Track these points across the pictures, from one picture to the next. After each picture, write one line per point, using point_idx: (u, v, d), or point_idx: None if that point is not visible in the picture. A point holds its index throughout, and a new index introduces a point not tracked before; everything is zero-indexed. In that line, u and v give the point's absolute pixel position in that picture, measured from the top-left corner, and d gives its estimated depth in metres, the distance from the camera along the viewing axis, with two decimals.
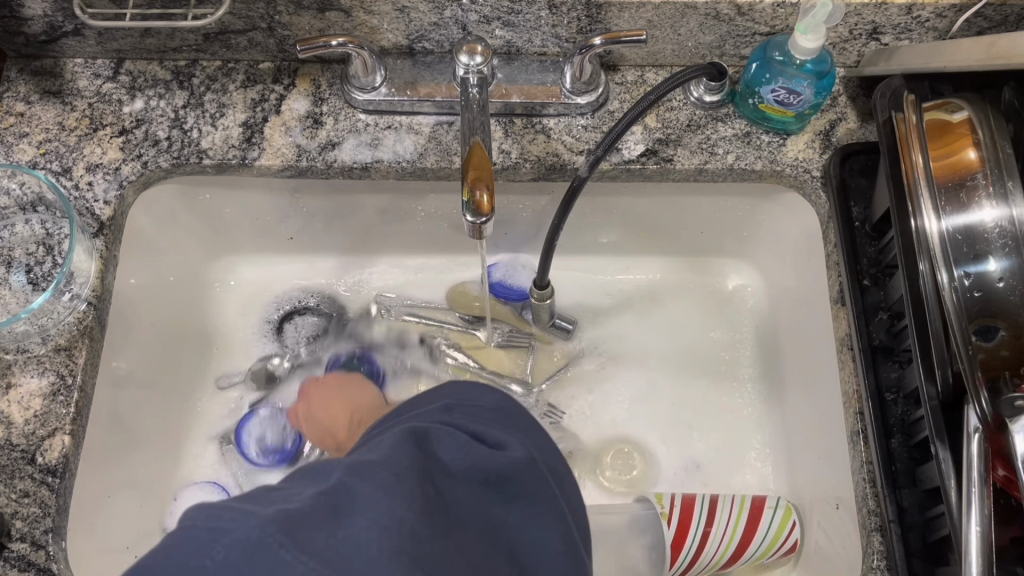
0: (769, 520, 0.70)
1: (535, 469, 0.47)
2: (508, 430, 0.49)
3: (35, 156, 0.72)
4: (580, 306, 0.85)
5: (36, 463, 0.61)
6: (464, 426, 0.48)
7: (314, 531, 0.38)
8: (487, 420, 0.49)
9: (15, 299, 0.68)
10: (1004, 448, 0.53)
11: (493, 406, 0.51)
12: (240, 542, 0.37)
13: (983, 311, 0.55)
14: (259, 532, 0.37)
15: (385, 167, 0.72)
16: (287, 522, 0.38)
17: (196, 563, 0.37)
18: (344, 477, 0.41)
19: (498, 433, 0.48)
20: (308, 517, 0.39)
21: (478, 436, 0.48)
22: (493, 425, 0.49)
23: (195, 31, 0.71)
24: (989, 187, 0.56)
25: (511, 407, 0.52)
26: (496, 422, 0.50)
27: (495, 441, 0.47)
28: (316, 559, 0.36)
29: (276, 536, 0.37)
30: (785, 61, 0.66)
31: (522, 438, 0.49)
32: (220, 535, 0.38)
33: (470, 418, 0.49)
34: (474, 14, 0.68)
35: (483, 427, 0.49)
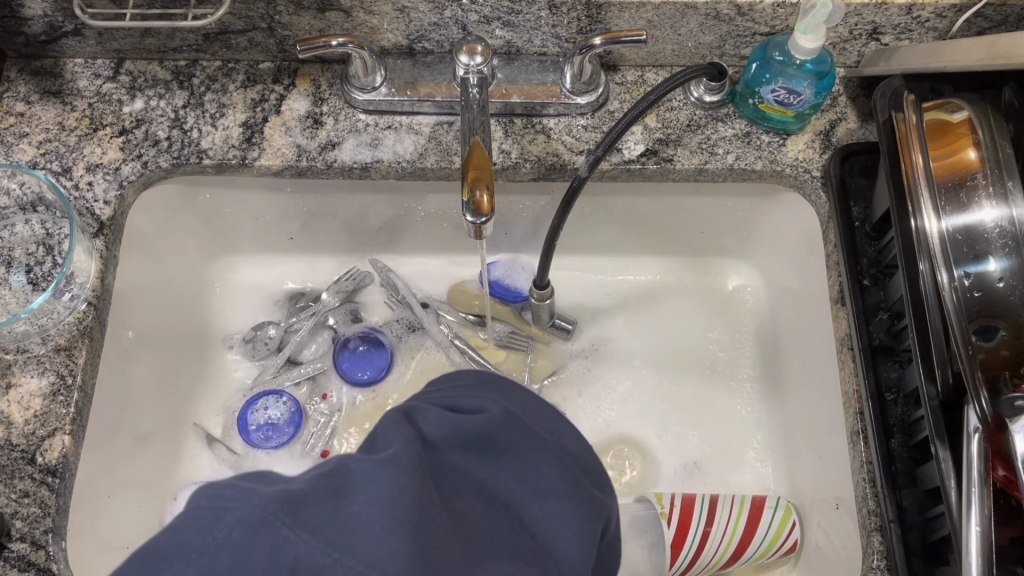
0: (768, 521, 0.70)
1: (522, 427, 0.45)
2: (483, 392, 0.46)
3: (35, 156, 0.72)
4: (580, 306, 0.85)
5: (36, 463, 0.61)
6: (440, 399, 0.45)
7: (316, 508, 0.35)
8: (464, 388, 0.47)
9: (15, 300, 0.68)
10: (1004, 448, 0.53)
11: (475, 379, 0.49)
12: (242, 520, 0.35)
13: (983, 311, 0.55)
14: (261, 510, 0.35)
15: (385, 167, 0.72)
16: (292, 501, 0.35)
17: (200, 542, 0.34)
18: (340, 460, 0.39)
19: (476, 398, 0.45)
20: (307, 496, 0.36)
21: (454, 405, 0.44)
22: (469, 392, 0.46)
23: (195, 32, 0.71)
24: (989, 187, 0.56)
25: (493, 377, 0.50)
26: (477, 389, 0.47)
27: (474, 407, 0.44)
28: (319, 537, 0.34)
29: (278, 514, 0.35)
30: (785, 61, 0.67)
31: (499, 397, 0.46)
32: (223, 514, 0.35)
33: (446, 391, 0.46)
34: (475, 14, 0.68)
35: (459, 394, 0.45)
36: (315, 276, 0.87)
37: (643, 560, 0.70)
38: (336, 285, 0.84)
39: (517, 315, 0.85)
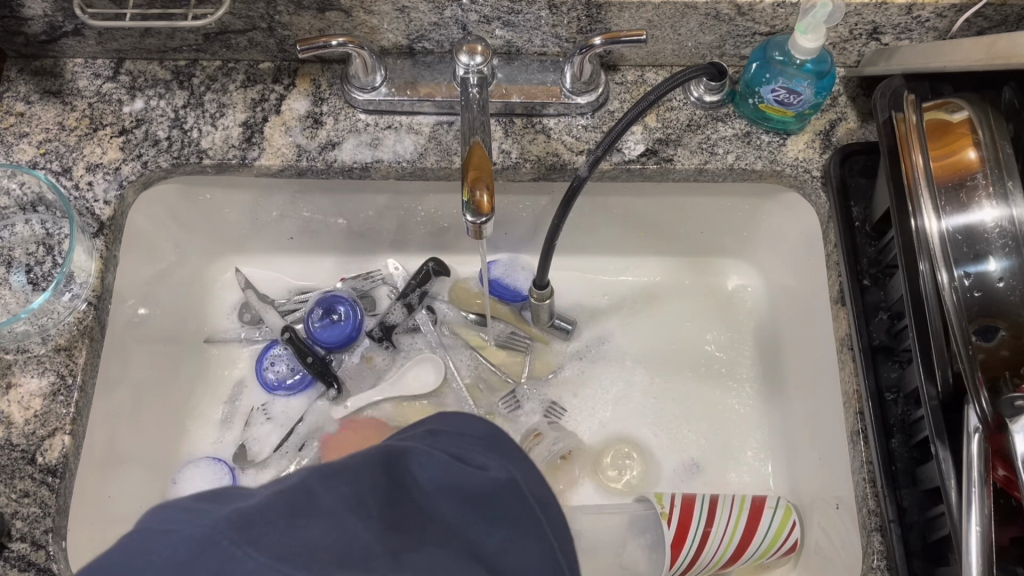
0: (768, 521, 0.70)
1: (522, 498, 0.41)
2: (491, 453, 0.43)
3: (35, 156, 0.72)
4: (579, 306, 0.85)
5: (36, 463, 0.61)
6: (445, 447, 0.43)
7: (268, 528, 0.34)
8: (467, 441, 0.44)
9: (15, 300, 0.68)
10: (1004, 449, 0.52)
11: (481, 433, 0.46)
12: (188, 539, 0.33)
13: (983, 311, 0.55)
14: (209, 529, 0.34)
15: (385, 167, 0.72)
16: (242, 521, 0.35)
17: (143, 561, 0.32)
18: (308, 480, 0.39)
19: (482, 456, 0.43)
20: (262, 513, 0.36)
21: (459, 456, 0.42)
22: (476, 448, 0.44)
23: (195, 31, 0.71)
24: (989, 187, 0.56)
25: (497, 433, 0.46)
26: (479, 447, 0.44)
27: (480, 463, 0.42)
28: (269, 554, 0.33)
29: (227, 533, 0.34)
30: (785, 61, 0.66)
31: (508, 462, 0.43)
32: (173, 533, 0.34)
33: (455, 442, 0.44)
34: (474, 14, 0.68)
35: (466, 449, 0.43)
36: (314, 276, 0.86)
37: (643, 560, 0.70)
38: (354, 284, 0.85)
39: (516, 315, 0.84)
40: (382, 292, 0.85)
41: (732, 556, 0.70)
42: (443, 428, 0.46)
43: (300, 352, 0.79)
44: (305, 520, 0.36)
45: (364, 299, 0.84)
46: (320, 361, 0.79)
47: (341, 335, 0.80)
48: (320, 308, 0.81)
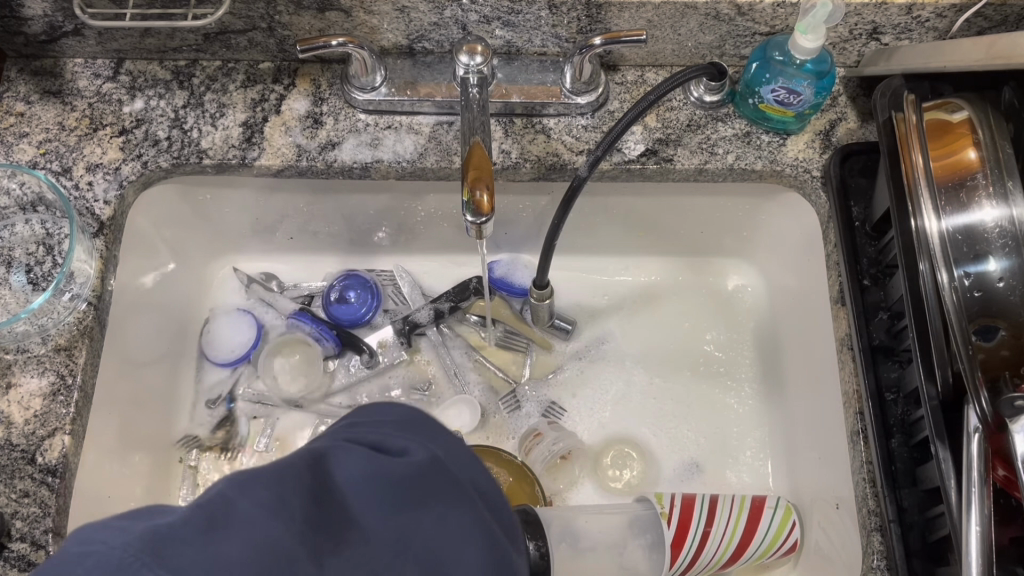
0: (768, 521, 0.71)
1: (445, 473, 0.41)
2: (410, 437, 0.43)
3: (35, 156, 0.72)
4: (579, 306, 0.85)
5: (35, 463, 0.61)
6: (361, 437, 0.41)
7: (184, 546, 0.32)
8: (385, 429, 0.43)
9: (15, 300, 0.68)
10: (1003, 448, 0.52)
11: (398, 416, 0.45)
12: (100, 565, 0.31)
13: (983, 311, 0.55)
14: (122, 551, 0.31)
15: (385, 167, 0.72)
16: (156, 540, 0.32)
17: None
18: (225, 488, 0.35)
19: (400, 439, 0.42)
20: (175, 533, 0.33)
21: (375, 446, 0.41)
22: (397, 432, 0.43)
23: (195, 31, 0.71)
24: (989, 187, 0.56)
25: (420, 417, 0.46)
26: (398, 429, 0.43)
27: (394, 450, 0.41)
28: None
29: (137, 554, 0.31)
30: (786, 61, 0.66)
31: (426, 441, 0.43)
32: (85, 558, 0.32)
33: (373, 430, 0.42)
34: (474, 14, 0.68)
35: (384, 435, 0.42)
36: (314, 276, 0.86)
37: (643, 560, 0.67)
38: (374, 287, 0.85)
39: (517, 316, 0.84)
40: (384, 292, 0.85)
41: (732, 556, 0.70)
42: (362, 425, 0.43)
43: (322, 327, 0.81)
44: (223, 532, 0.33)
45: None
46: (345, 331, 0.81)
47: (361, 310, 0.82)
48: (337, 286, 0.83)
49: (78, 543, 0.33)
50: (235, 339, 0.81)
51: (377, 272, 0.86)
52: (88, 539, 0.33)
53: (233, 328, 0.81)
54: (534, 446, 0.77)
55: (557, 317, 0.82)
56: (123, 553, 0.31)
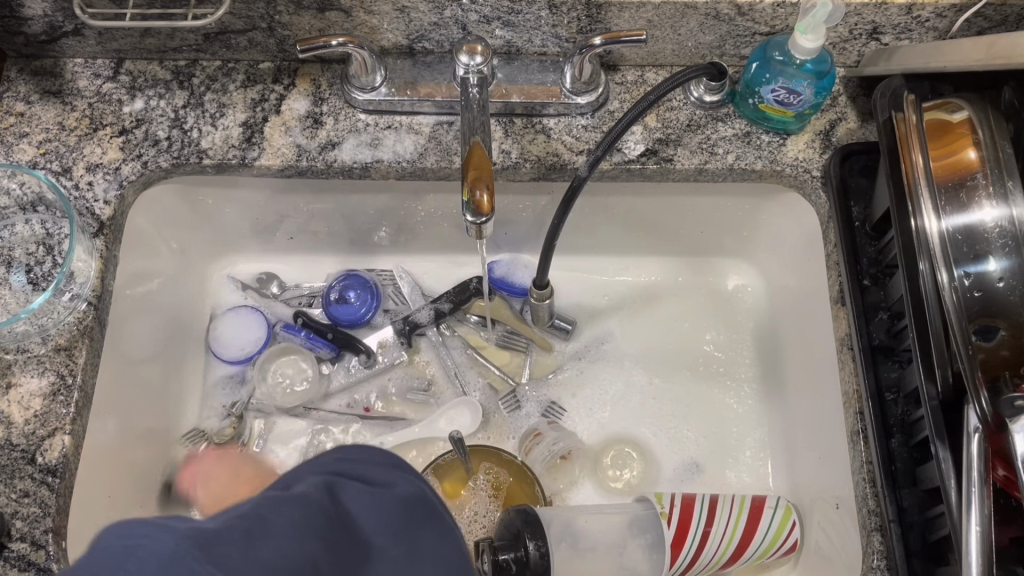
0: (768, 521, 0.71)
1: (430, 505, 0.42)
2: (394, 472, 0.44)
3: (35, 156, 0.72)
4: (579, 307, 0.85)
5: (36, 463, 0.61)
6: (349, 471, 0.42)
7: (228, 546, 0.32)
8: (372, 467, 0.43)
9: (15, 300, 0.68)
10: (1004, 448, 0.53)
11: (381, 456, 0.45)
12: (154, 556, 0.31)
13: (983, 311, 0.55)
14: (174, 544, 0.31)
15: (385, 167, 0.72)
16: (205, 539, 0.32)
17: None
18: (256, 508, 0.36)
19: (387, 474, 0.43)
20: (221, 534, 0.33)
21: (365, 479, 0.42)
22: (380, 468, 0.44)
23: (195, 31, 0.71)
24: (989, 187, 0.56)
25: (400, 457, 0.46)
26: (386, 467, 0.44)
27: (386, 481, 0.42)
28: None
29: (191, 551, 0.31)
30: (786, 61, 0.67)
31: (412, 477, 0.44)
32: (135, 551, 0.31)
33: (359, 465, 0.43)
34: (474, 14, 0.68)
35: (370, 470, 0.43)
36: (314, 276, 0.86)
37: (643, 560, 0.69)
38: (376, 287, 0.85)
39: (517, 315, 0.84)
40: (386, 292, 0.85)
41: (732, 556, 0.70)
42: (348, 457, 0.44)
43: (320, 330, 0.81)
44: (263, 539, 0.33)
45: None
46: (342, 334, 0.81)
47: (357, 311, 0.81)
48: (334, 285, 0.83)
49: (119, 537, 0.32)
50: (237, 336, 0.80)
51: (377, 273, 0.86)
52: (132, 532, 0.32)
53: (242, 322, 0.81)
54: (534, 446, 0.77)
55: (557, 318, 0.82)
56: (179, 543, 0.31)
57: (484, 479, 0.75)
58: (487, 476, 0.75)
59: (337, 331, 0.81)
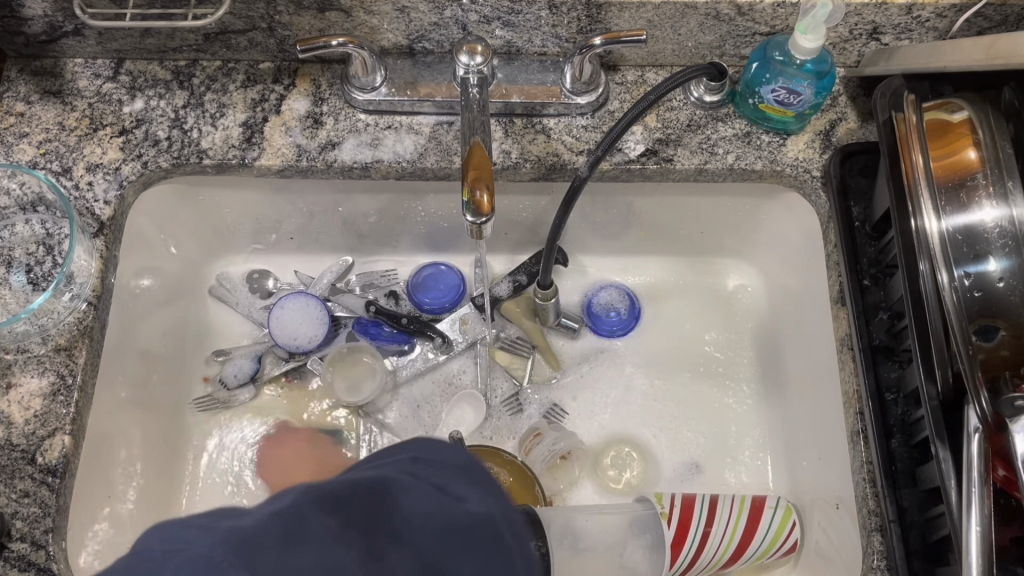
0: (768, 521, 0.71)
1: (496, 531, 0.41)
2: (470, 484, 0.44)
3: (35, 156, 0.72)
4: (582, 306, 0.85)
5: (35, 463, 0.61)
6: (428, 478, 0.42)
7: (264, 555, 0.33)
8: (448, 470, 0.44)
9: (15, 300, 0.68)
10: (1003, 448, 0.53)
11: (459, 461, 0.46)
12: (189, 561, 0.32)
13: (983, 311, 0.55)
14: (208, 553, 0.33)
15: (385, 167, 0.72)
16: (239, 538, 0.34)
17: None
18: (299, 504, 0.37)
19: (462, 486, 0.43)
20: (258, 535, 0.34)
21: (440, 486, 0.42)
22: (456, 479, 0.44)
23: (195, 32, 0.71)
24: (989, 187, 0.57)
25: (476, 464, 0.46)
26: (461, 477, 0.44)
27: (459, 494, 0.42)
28: None
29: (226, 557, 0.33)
30: (786, 61, 0.67)
31: (485, 493, 0.44)
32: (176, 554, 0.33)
33: (435, 470, 0.43)
34: (475, 14, 0.68)
35: (446, 478, 0.43)
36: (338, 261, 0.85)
37: (643, 561, 0.66)
38: (383, 283, 0.85)
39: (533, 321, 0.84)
40: (399, 290, 0.85)
41: (732, 556, 0.70)
42: (425, 457, 0.45)
43: (394, 316, 0.81)
44: (299, 546, 0.34)
45: (388, 296, 0.84)
46: (415, 319, 0.81)
47: (440, 302, 0.82)
48: (421, 277, 0.84)
49: (160, 543, 0.34)
50: (299, 328, 0.79)
51: (388, 271, 0.86)
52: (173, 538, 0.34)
53: (293, 321, 0.80)
54: (534, 446, 0.77)
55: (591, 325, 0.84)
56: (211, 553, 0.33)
57: None
58: None
59: (409, 316, 0.82)
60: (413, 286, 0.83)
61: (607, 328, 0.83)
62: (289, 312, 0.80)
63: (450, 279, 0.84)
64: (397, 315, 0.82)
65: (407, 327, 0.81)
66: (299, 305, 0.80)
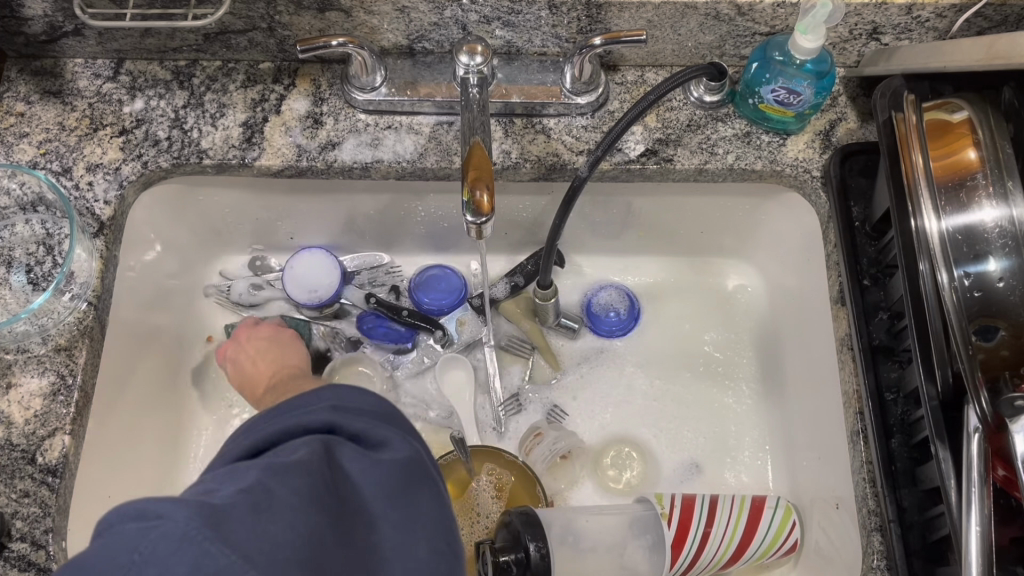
0: (768, 521, 0.70)
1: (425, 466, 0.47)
2: (391, 428, 0.47)
3: (35, 156, 0.72)
4: (581, 305, 0.85)
5: (36, 463, 0.61)
6: (349, 427, 0.46)
7: (237, 523, 0.38)
8: (367, 418, 0.47)
9: (15, 300, 0.68)
10: (1004, 448, 0.52)
11: (373, 406, 0.48)
12: (167, 535, 0.36)
13: (983, 311, 0.55)
14: (185, 526, 0.36)
15: (385, 167, 0.72)
16: (213, 515, 0.37)
17: (127, 559, 0.36)
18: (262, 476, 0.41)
19: (383, 430, 0.46)
20: (229, 510, 0.38)
21: (363, 436, 0.46)
22: (377, 424, 0.47)
23: (195, 32, 0.71)
24: (989, 187, 0.56)
25: (388, 407, 0.49)
26: (378, 420, 0.47)
27: (379, 441, 0.46)
28: (240, 552, 0.37)
29: (201, 529, 0.36)
30: (785, 61, 0.67)
31: (408, 437, 0.47)
32: (149, 530, 0.36)
33: (354, 416, 0.47)
34: (474, 14, 0.68)
35: (369, 425, 0.47)
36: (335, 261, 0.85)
37: (644, 561, 0.69)
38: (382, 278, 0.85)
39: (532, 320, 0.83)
40: (400, 286, 0.85)
41: (732, 556, 0.70)
42: (346, 404, 0.47)
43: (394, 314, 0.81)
44: (269, 514, 0.39)
45: (389, 292, 0.84)
46: (415, 313, 0.82)
47: (439, 303, 0.82)
48: (421, 275, 0.84)
49: (132, 518, 0.37)
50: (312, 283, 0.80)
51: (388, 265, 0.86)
52: (147, 514, 0.37)
53: (305, 278, 0.80)
54: (534, 447, 0.77)
55: (592, 325, 0.83)
56: (188, 522, 0.36)
57: (486, 479, 0.75)
58: (489, 477, 0.75)
59: (409, 308, 0.82)
60: (413, 286, 0.83)
61: (607, 327, 0.83)
62: (301, 270, 0.80)
63: (449, 280, 0.84)
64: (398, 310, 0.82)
65: (407, 319, 0.81)
66: (308, 262, 0.81)
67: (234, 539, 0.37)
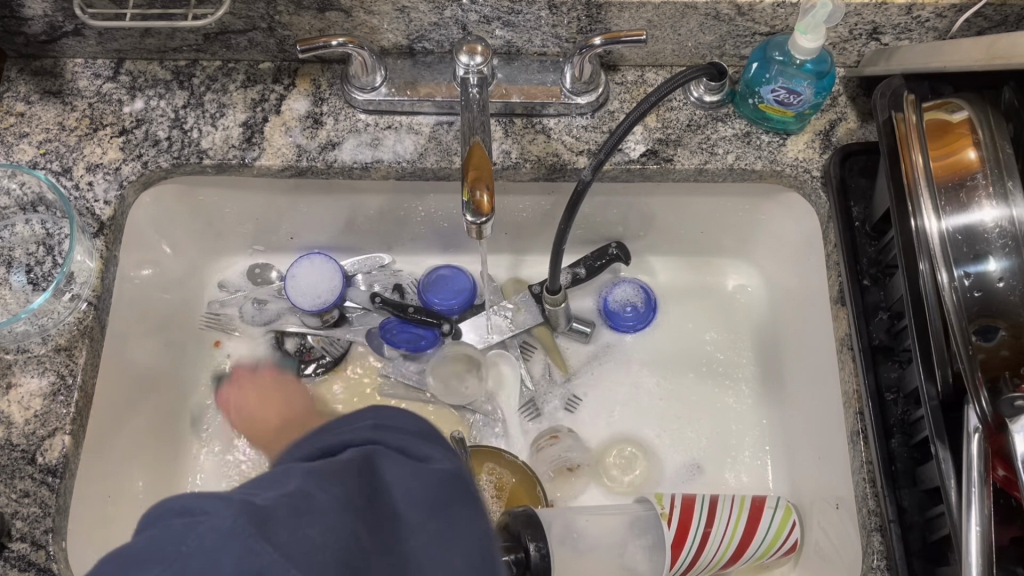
0: (768, 521, 0.70)
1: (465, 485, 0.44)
2: (430, 445, 0.48)
3: (35, 156, 0.72)
4: (595, 305, 0.85)
5: (36, 463, 0.61)
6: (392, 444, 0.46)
7: (280, 525, 0.36)
8: (407, 435, 0.47)
9: (15, 300, 0.68)
10: (1004, 448, 0.52)
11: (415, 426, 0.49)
12: (213, 530, 0.35)
13: (983, 311, 0.55)
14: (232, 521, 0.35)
15: (385, 167, 0.72)
16: (259, 516, 0.36)
17: (172, 551, 0.35)
18: (304, 483, 0.39)
19: (425, 449, 0.47)
20: (272, 512, 0.36)
21: (404, 450, 0.46)
22: (418, 442, 0.47)
23: (195, 32, 0.71)
24: (989, 187, 0.56)
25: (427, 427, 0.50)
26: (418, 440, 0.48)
27: (423, 456, 0.46)
28: (282, 552, 0.35)
29: (246, 528, 0.35)
30: (786, 61, 0.67)
31: (446, 451, 0.48)
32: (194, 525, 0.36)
33: (399, 435, 0.47)
34: (474, 14, 0.68)
35: (409, 441, 0.47)
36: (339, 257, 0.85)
37: (644, 561, 0.68)
38: (385, 276, 0.85)
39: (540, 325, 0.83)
40: (405, 283, 0.85)
41: (732, 556, 0.70)
42: (388, 423, 0.48)
43: (400, 308, 0.82)
44: (310, 516, 0.37)
45: (392, 290, 0.84)
46: (422, 309, 0.82)
47: (450, 304, 0.82)
48: (431, 276, 0.83)
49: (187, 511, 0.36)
50: (316, 287, 0.80)
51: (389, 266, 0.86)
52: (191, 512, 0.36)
53: (306, 282, 0.80)
54: (548, 448, 0.78)
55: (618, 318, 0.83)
56: (233, 521, 0.35)
57: (486, 480, 0.75)
58: (490, 477, 0.75)
59: (415, 305, 0.82)
60: (424, 285, 0.82)
61: (630, 323, 0.83)
62: (301, 277, 0.80)
63: (460, 281, 0.83)
64: (404, 307, 0.82)
65: (413, 316, 0.81)
66: (305, 269, 0.81)
67: (277, 540, 0.35)
